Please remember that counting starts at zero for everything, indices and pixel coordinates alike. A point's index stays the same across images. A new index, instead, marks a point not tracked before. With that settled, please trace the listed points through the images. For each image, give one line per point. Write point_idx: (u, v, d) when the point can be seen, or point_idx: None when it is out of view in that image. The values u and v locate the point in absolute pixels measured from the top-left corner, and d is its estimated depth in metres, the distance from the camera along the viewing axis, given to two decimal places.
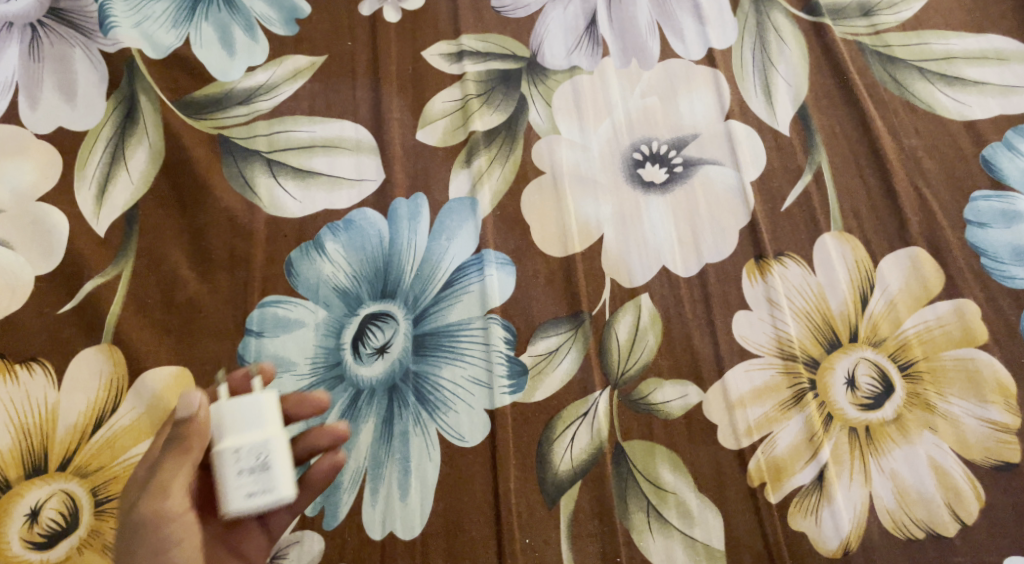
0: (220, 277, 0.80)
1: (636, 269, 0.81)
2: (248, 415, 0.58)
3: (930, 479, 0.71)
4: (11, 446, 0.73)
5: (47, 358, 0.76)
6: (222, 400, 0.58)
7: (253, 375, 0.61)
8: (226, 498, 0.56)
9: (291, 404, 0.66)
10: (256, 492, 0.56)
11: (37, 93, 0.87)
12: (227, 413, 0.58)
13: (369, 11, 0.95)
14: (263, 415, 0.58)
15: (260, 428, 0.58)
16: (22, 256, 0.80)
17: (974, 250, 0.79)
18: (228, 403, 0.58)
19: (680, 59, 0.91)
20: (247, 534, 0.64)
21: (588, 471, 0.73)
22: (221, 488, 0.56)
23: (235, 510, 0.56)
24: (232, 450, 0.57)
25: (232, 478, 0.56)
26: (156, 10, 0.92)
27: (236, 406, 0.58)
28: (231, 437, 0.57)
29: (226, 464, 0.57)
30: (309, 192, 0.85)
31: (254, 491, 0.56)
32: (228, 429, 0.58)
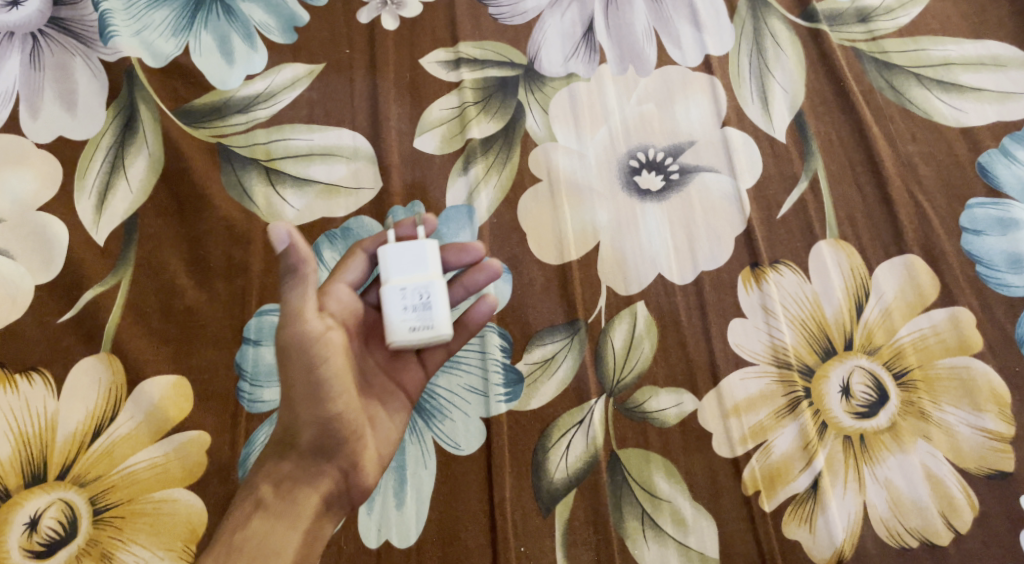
0: (217, 285, 0.81)
1: (632, 277, 0.81)
2: (415, 257, 0.62)
3: (924, 488, 0.71)
4: (10, 454, 0.73)
5: (47, 368, 0.77)
6: (390, 244, 0.63)
7: (417, 223, 0.65)
8: (391, 330, 0.61)
9: (451, 252, 0.67)
10: (419, 326, 0.61)
11: (38, 102, 0.88)
12: (392, 255, 0.62)
13: (367, 18, 0.95)
14: (426, 259, 0.63)
15: (423, 271, 0.62)
16: (22, 266, 0.81)
17: (970, 257, 0.79)
18: (390, 247, 0.62)
19: (676, 66, 0.91)
20: (405, 367, 0.65)
21: (584, 479, 0.74)
22: (386, 321, 0.62)
23: (399, 340, 0.61)
24: (398, 288, 0.62)
25: (398, 312, 0.61)
26: (155, 19, 0.93)
27: (402, 250, 0.62)
28: (399, 275, 0.62)
29: (393, 299, 0.61)
30: (307, 201, 0.85)
31: (417, 325, 0.61)
32: (393, 269, 0.62)
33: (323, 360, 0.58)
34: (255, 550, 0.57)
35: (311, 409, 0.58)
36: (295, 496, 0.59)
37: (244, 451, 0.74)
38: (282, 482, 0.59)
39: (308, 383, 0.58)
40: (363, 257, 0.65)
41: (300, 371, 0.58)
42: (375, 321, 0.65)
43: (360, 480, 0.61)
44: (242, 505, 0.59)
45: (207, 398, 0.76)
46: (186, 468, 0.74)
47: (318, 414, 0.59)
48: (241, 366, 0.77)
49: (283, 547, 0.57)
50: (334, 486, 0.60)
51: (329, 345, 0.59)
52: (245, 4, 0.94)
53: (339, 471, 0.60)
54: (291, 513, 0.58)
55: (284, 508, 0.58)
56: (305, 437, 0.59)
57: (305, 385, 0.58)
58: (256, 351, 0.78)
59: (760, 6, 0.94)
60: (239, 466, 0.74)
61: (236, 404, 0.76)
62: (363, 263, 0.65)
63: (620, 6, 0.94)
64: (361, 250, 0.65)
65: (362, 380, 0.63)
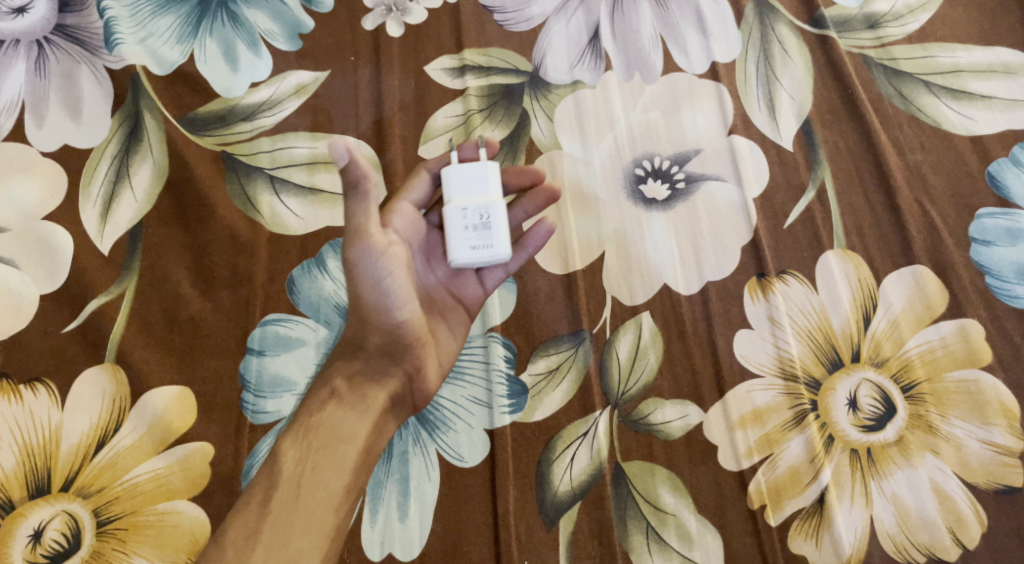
0: (222, 295, 0.81)
1: (637, 287, 0.81)
2: (477, 179, 0.65)
3: (932, 503, 0.70)
4: (15, 465, 0.74)
5: (52, 379, 0.77)
6: (454, 165, 0.65)
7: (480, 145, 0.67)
8: (452, 249, 0.64)
9: (512, 174, 0.72)
10: (479, 246, 0.64)
11: (43, 111, 0.88)
12: (456, 177, 0.65)
13: (372, 25, 0.95)
14: (488, 181, 0.65)
15: (485, 193, 0.65)
16: (27, 276, 0.81)
17: (979, 268, 0.78)
18: (454, 168, 0.65)
19: (683, 73, 0.91)
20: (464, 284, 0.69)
21: (588, 491, 0.73)
22: (448, 239, 0.64)
23: (460, 259, 0.64)
24: (460, 208, 0.64)
25: (459, 232, 0.64)
26: (160, 26, 0.93)
27: (465, 172, 0.65)
28: (461, 196, 0.64)
29: (455, 219, 0.64)
30: (311, 209, 0.85)
31: (477, 245, 0.64)
32: (456, 191, 0.65)
33: (389, 273, 0.61)
34: (331, 431, 0.62)
35: (379, 317, 0.62)
36: (366, 390, 0.63)
37: (247, 463, 0.74)
38: (356, 376, 0.64)
39: (375, 295, 0.61)
40: (428, 178, 0.68)
41: (369, 282, 0.61)
42: (438, 239, 0.68)
43: (423, 386, 0.65)
44: (318, 394, 0.64)
45: (210, 409, 0.76)
46: (189, 480, 0.74)
47: (386, 321, 0.62)
48: (245, 377, 0.77)
49: (355, 434, 0.62)
50: (400, 387, 0.64)
51: (393, 258, 0.61)
52: (249, 11, 0.94)
53: (406, 374, 0.64)
54: (362, 405, 0.63)
55: (356, 400, 0.63)
56: (375, 341, 0.63)
57: (373, 295, 0.61)
58: (259, 362, 0.78)
59: (767, 12, 0.93)
60: (242, 479, 0.73)
61: (240, 415, 0.76)
62: (428, 183, 0.68)
63: (626, 12, 0.94)
64: (425, 172, 0.69)
65: (426, 294, 0.66)
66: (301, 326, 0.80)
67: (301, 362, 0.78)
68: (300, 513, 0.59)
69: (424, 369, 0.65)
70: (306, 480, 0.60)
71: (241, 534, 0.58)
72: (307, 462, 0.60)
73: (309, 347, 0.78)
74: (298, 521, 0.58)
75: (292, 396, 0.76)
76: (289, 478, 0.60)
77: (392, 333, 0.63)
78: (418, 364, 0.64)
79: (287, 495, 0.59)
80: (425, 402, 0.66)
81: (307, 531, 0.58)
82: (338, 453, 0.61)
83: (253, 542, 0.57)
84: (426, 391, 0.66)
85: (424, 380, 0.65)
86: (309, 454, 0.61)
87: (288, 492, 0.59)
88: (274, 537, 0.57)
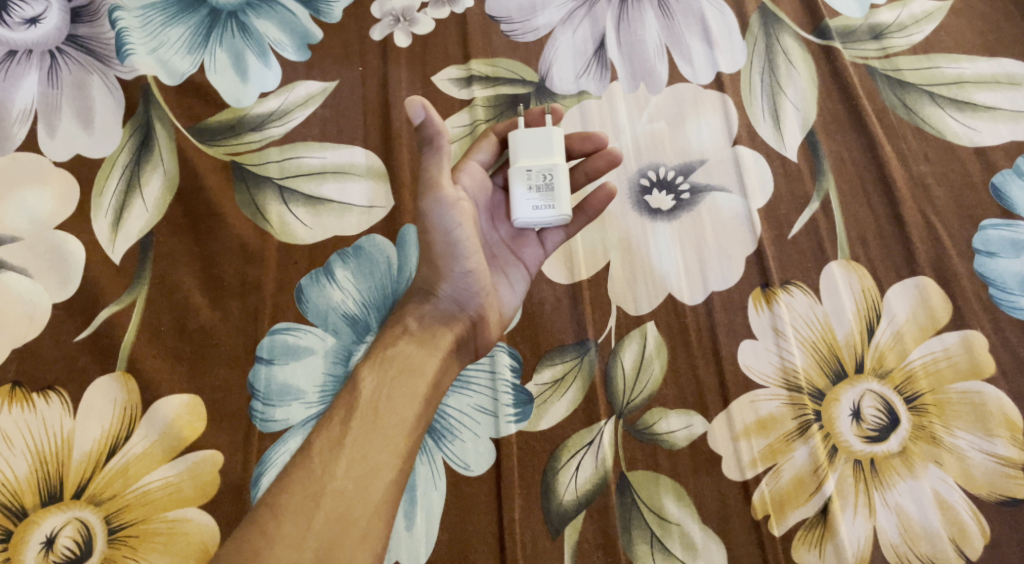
0: (231, 304, 0.82)
1: (642, 297, 0.81)
2: (542, 142, 0.68)
3: (935, 514, 0.71)
4: (28, 473, 0.75)
5: (64, 387, 0.78)
6: (520, 129, 0.69)
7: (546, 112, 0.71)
8: (515, 208, 0.68)
9: (576, 140, 0.73)
10: (541, 205, 0.67)
11: (55, 121, 0.89)
12: (523, 139, 0.69)
13: (380, 36, 0.96)
14: (552, 145, 0.68)
15: (549, 156, 0.68)
16: (40, 285, 0.82)
17: (983, 279, 0.79)
18: (520, 132, 0.69)
19: (688, 84, 0.91)
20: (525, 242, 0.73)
21: (593, 501, 0.74)
22: (512, 198, 0.68)
23: (523, 218, 0.67)
24: (524, 169, 0.68)
25: (523, 192, 0.67)
26: (171, 37, 0.94)
27: (531, 135, 0.69)
28: (526, 158, 0.68)
29: (520, 178, 0.67)
30: (319, 219, 0.86)
31: (540, 204, 0.67)
32: (523, 153, 0.68)
33: (458, 224, 0.66)
34: (404, 363, 0.65)
35: (449, 265, 0.67)
36: (434, 329, 0.67)
37: (256, 471, 0.75)
38: (426, 316, 0.68)
39: (445, 244, 0.67)
40: (495, 140, 0.73)
41: (439, 232, 0.66)
42: (503, 199, 0.72)
43: (484, 332, 0.70)
44: (392, 330, 0.68)
45: (219, 417, 0.77)
46: (199, 487, 0.75)
47: (453, 269, 0.67)
48: (254, 385, 0.78)
49: (425, 368, 0.66)
50: (465, 331, 0.69)
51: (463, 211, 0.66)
52: (259, 22, 0.95)
53: (469, 319, 0.69)
54: (431, 342, 0.67)
55: (425, 336, 0.67)
56: (443, 288, 0.68)
57: (442, 244, 0.66)
58: (268, 371, 0.79)
59: (772, 23, 0.94)
60: (251, 486, 0.74)
61: (248, 424, 0.77)
62: (495, 145, 0.74)
63: (632, 23, 0.94)
64: (494, 134, 0.74)
65: (488, 249, 0.71)
66: (309, 335, 0.80)
67: (308, 371, 0.79)
68: (378, 431, 0.62)
69: (486, 316, 0.70)
70: (382, 404, 0.63)
71: (325, 447, 0.61)
72: (384, 388, 0.64)
73: (317, 356, 0.79)
74: (375, 439, 0.62)
75: (300, 404, 0.77)
76: (367, 402, 0.63)
77: (458, 281, 0.68)
78: (481, 311, 0.69)
79: (366, 416, 0.63)
80: (486, 348, 0.71)
81: (384, 448, 0.62)
82: (412, 384, 0.65)
83: (337, 453, 0.61)
84: (487, 338, 0.71)
85: (485, 328, 0.70)
86: (385, 382, 0.64)
87: (367, 414, 0.63)
88: (355, 451, 0.61)
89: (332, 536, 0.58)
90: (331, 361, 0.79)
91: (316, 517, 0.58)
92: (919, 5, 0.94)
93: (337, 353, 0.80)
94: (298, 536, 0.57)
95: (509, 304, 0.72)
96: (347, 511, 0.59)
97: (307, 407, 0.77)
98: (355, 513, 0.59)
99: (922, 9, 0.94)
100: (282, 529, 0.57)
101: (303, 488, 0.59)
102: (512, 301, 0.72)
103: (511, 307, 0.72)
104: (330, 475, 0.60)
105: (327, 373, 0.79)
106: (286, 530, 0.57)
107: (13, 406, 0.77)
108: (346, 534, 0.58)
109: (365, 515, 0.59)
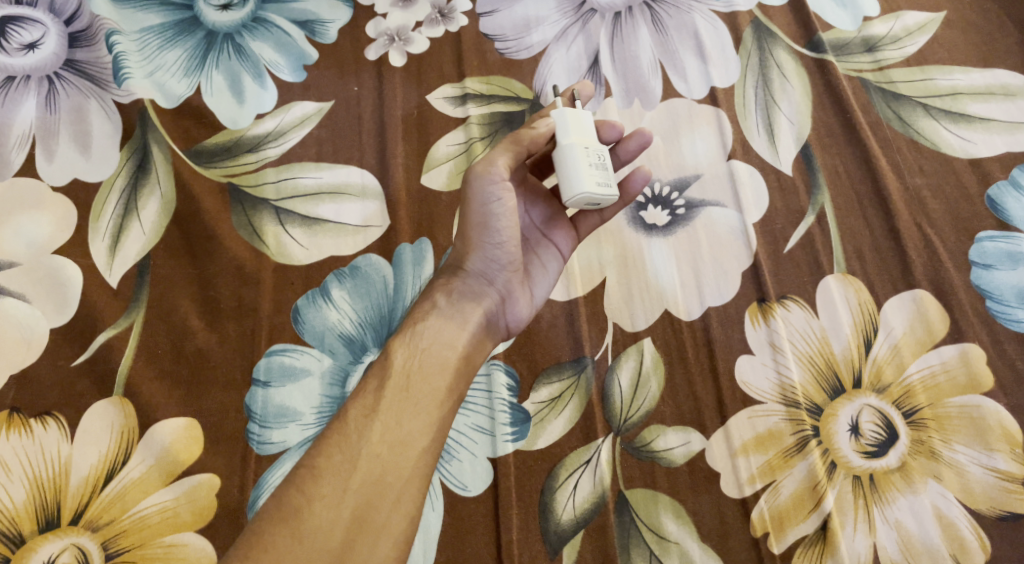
0: (228, 326, 0.82)
1: (638, 313, 0.81)
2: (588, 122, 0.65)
3: (935, 530, 0.70)
4: (25, 499, 0.75)
5: (61, 412, 0.78)
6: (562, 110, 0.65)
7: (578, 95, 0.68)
8: (581, 181, 0.62)
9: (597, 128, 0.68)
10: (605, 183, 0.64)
11: (53, 146, 0.90)
12: (573, 117, 0.65)
13: (375, 56, 0.97)
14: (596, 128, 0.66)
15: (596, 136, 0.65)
16: (37, 310, 0.83)
17: (980, 292, 0.78)
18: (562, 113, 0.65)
19: (682, 99, 0.92)
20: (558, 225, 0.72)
21: (591, 520, 0.73)
22: (575, 173, 0.63)
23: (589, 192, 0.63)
24: (583, 146, 0.64)
25: (587, 167, 0.63)
26: (168, 60, 0.95)
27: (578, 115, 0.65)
28: (579, 137, 0.64)
29: (580, 154, 0.63)
30: (316, 239, 0.86)
31: (603, 182, 0.63)
32: (574, 131, 0.64)
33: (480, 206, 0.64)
34: (436, 335, 0.64)
35: (482, 238, 0.65)
36: (463, 304, 0.65)
37: (253, 494, 0.75)
38: (454, 291, 0.66)
39: (482, 215, 0.64)
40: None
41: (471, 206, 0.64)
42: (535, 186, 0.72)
43: (516, 311, 0.68)
44: (421, 305, 0.66)
45: (217, 440, 0.77)
46: (196, 512, 0.75)
47: (485, 241, 0.65)
48: (250, 408, 0.78)
49: (456, 340, 0.64)
50: (493, 307, 0.67)
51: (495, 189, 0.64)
52: (255, 44, 0.96)
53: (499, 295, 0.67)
54: (459, 317, 0.65)
55: (453, 311, 0.65)
56: (472, 261, 0.66)
57: (476, 216, 0.64)
58: (265, 393, 0.79)
59: (765, 36, 0.94)
60: (248, 510, 0.74)
61: (246, 446, 0.77)
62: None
63: (625, 39, 0.95)
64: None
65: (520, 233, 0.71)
66: (306, 356, 0.81)
67: (305, 392, 0.79)
68: (411, 399, 0.61)
69: (515, 293, 0.68)
70: (415, 373, 0.62)
71: (360, 413, 0.60)
72: (416, 357, 0.63)
73: (313, 377, 0.80)
74: (408, 407, 0.60)
75: (297, 426, 0.77)
76: (400, 371, 0.62)
77: (488, 256, 0.66)
78: (509, 287, 0.67)
79: (399, 383, 0.61)
80: (518, 327, 0.69)
81: (417, 416, 0.60)
82: (444, 353, 0.63)
83: (371, 419, 0.59)
84: (518, 315, 0.68)
85: (515, 305, 0.68)
86: (416, 353, 0.63)
87: (399, 382, 0.61)
88: (389, 416, 0.60)
89: (368, 498, 0.57)
90: (328, 382, 0.79)
91: (354, 478, 0.57)
92: (912, 17, 0.94)
93: (334, 374, 0.80)
94: (336, 496, 0.56)
95: (543, 284, 0.70)
96: (382, 474, 0.57)
97: (304, 428, 0.77)
98: (391, 475, 0.58)
99: (915, 21, 0.94)
100: (320, 488, 0.57)
101: (340, 451, 0.58)
102: (546, 282, 0.71)
103: (544, 292, 0.71)
104: (365, 440, 0.59)
105: (324, 394, 0.79)
106: (325, 489, 0.57)
107: (11, 432, 0.77)
108: (382, 496, 0.57)
109: (402, 476, 0.58)
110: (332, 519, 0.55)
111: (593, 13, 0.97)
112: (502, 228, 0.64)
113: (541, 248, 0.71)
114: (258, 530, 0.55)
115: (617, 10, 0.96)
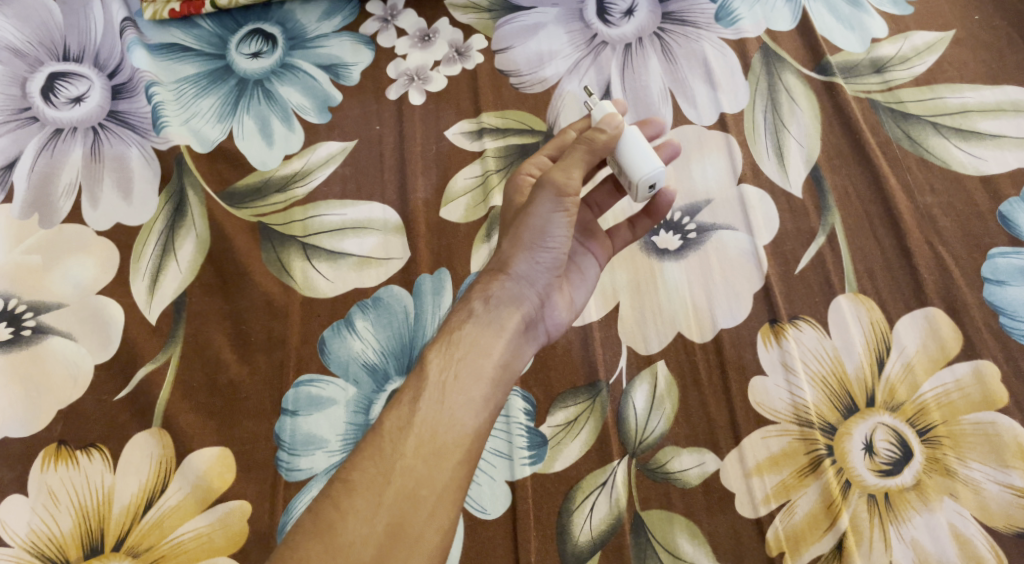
0: (259, 359, 0.86)
1: (652, 337, 0.83)
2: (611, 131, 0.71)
3: (952, 548, 0.71)
4: (72, 527, 0.79)
5: (105, 443, 0.83)
6: (634, 128, 0.69)
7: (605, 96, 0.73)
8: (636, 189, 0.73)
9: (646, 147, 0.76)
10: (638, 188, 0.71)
11: (97, 193, 0.96)
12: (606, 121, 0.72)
13: (396, 94, 1.01)
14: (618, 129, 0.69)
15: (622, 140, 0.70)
16: (83, 347, 0.88)
17: (993, 308, 0.79)
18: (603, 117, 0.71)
19: (692, 125, 0.94)
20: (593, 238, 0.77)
21: (608, 541, 0.75)
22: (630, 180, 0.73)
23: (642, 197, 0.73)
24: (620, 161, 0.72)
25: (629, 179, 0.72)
26: (203, 108, 1.01)
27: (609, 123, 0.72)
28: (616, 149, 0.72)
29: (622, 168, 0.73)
30: (340, 273, 0.90)
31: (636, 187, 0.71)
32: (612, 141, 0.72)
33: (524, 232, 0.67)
34: (471, 344, 0.65)
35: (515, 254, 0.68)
36: (499, 310, 0.67)
37: (282, 519, 0.79)
38: (491, 297, 0.67)
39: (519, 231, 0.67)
40: (572, 138, 0.74)
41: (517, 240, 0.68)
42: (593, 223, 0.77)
43: (553, 313, 0.71)
44: (458, 313, 0.67)
45: (248, 468, 0.81)
46: (229, 538, 0.79)
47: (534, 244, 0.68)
48: (279, 436, 0.82)
49: (490, 349, 0.65)
50: (532, 308, 0.69)
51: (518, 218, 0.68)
52: (283, 88, 1.01)
53: (537, 298, 0.69)
54: (496, 323, 0.66)
55: (489, 319, 0.66)
56: (515, 265, 0.68)
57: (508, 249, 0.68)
58: (293, 421, 0.83)
59: (774, 62, 0.96)
60: (278, 535, 0.78)
61: (275, 473, 0.81)
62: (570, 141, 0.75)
63: (636, 69, 0.97)
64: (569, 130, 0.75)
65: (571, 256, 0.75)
66: (332, 385, 0.84)
67: (331, 420, 0.83)
68: (445, 410, 0.62)
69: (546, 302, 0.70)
70: (450, 386, 0.63)
71: (393, 425, 0.61)
72: (450, 369, 0.63)
73: (339, 406, 0.83)
74: (442, 418, 0.61)
75: (323, 453, 0.81)
76: (433, 383, 0.63)
77: (537, 257, 0.68)
78: (548, 290, 0.70)
79: (432, 397, 0.62)
80: (557, 333, 0.71)
81: (451, 428, 0.61)
82: (479, 363, 0.64)
83: (405, 432, 0.61)
84: (557, 321, 0.71)
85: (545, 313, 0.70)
86: (450, 364, 0.64)
87: (432, 395, 0.62)
88: (424, 429, 0.61)
89: (402, 511, 0.58)
90: (352, 410, 0.83)
91: (387, 493, 0.58)
92: (920, 37, 0.95)
93: (358, 403, 0.83)
94: (370, 509, 0.58)
95: (581, 288, 0.74)
96: (415, 488, 0.59)
97: (330, 455, 0.81)
98: (425, 489, 0.59)
99: (924, 40, 0.95)
100: (354, 501, 0.58)
101: (374, 464, 0.60)
102: (584, 289, 0.74)
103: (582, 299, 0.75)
104: (398, 454, 0.60)
105: (349, 422, 0.83)
106: (358, 502, 0.58)
107: (59, 464, 0.82)
108: (416, 511, 0.58)
109: (434, 490, 0.59)
110: (366, 533, 0.57)
111: (604, 45, 1.00)
112: (550, 237, 0.67)
113: (580, 256, 0.75)
114: (294, 543, 0.57)
115: (627, 41, 0.99)
